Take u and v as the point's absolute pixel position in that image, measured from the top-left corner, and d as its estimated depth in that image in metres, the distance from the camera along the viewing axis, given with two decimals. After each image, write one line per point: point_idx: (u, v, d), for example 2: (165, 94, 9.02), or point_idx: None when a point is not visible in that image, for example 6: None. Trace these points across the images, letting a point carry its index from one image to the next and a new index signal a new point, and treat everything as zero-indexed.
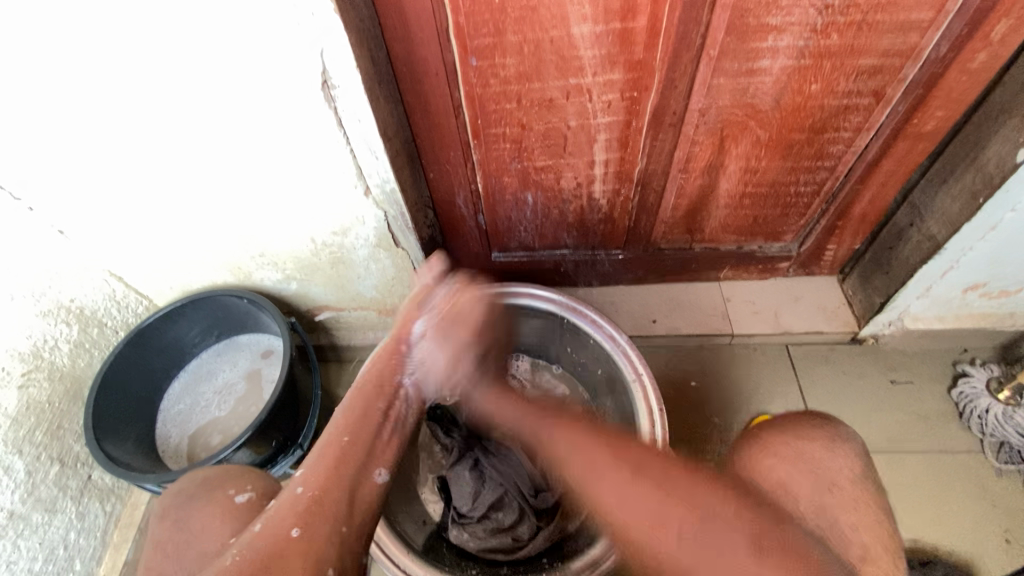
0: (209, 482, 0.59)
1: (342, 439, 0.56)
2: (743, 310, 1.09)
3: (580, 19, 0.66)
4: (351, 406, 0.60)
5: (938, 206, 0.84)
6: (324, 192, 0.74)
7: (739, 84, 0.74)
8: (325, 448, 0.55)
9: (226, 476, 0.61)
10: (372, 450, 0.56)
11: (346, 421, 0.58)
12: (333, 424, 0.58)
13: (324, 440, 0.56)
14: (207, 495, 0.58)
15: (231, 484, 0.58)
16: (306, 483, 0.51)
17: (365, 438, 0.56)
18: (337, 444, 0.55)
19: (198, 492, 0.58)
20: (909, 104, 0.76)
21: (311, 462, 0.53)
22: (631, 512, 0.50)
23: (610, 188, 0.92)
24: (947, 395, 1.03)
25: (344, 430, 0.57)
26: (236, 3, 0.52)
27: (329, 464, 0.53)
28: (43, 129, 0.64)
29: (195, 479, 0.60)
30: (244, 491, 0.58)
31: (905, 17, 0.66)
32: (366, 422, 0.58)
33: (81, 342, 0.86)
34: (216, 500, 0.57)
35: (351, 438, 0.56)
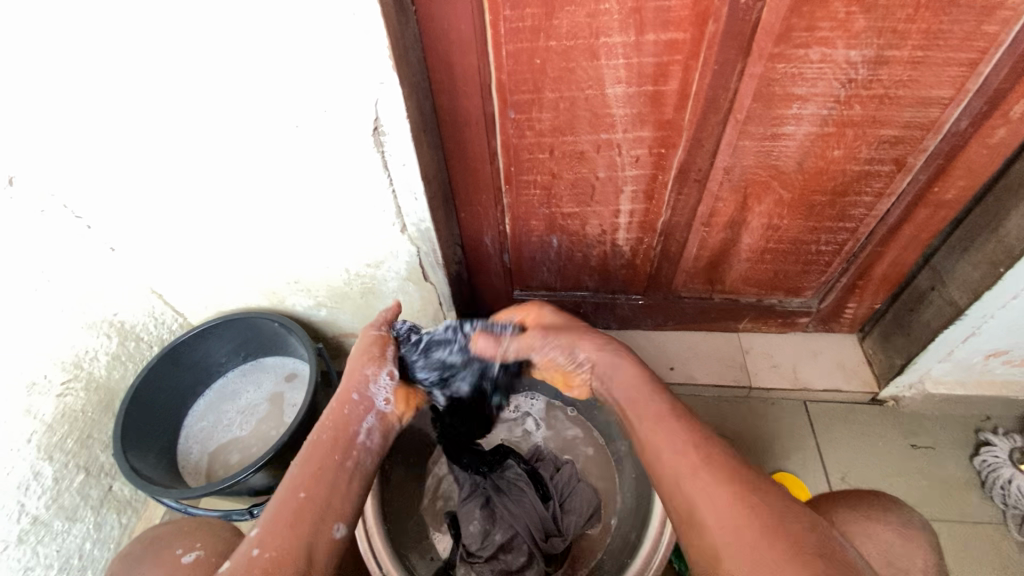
0: (159, 541, 0.68)
1: (297, 495, 0.57)
2: (762, 363, 1.10)
3: (614, 81, 0.70)
4: (307, 459, 0.60)
5: (958, 271, 0.85)
6: (362, 226, 0.78)
7: (763, 146, 0.78)
8: (281, 506, 0.56)
9: (178, 534, 0.69)
10: (326, 509, 0.57)
11: (302, 476, 0.58)
12: (287, 480, 0.59)
13: (280, 497, 0.57)
14: (155, 554, 0.66)
15: (179, 544, 0.67)
16: (264, 544, 0.53)
17: (321, 493, 0.58)
18: (293, 501, 0.56)
19: (149, 551, 0.67)
20: (929, 173, 0.79)
21: (267, 522, 0.55)
22: (715, 520, 0.51)
23: (633, 236, 0.95)
24: (969, 464, 1.00)
25: (299, 486, 0.58)
26: (301, 56, 0.58)
27: (285, 523, 0.54)
28: (111, 156, 0.70)
29: (146, 540, 0.69)
30: (192, 550, 0.66)
31: (926, 93, 0.69)
32: (324, 475, 0.59)
33: (118, 354, 0.89)
34: (164, 558, 0.65)
35: (307, 494, 0.57)
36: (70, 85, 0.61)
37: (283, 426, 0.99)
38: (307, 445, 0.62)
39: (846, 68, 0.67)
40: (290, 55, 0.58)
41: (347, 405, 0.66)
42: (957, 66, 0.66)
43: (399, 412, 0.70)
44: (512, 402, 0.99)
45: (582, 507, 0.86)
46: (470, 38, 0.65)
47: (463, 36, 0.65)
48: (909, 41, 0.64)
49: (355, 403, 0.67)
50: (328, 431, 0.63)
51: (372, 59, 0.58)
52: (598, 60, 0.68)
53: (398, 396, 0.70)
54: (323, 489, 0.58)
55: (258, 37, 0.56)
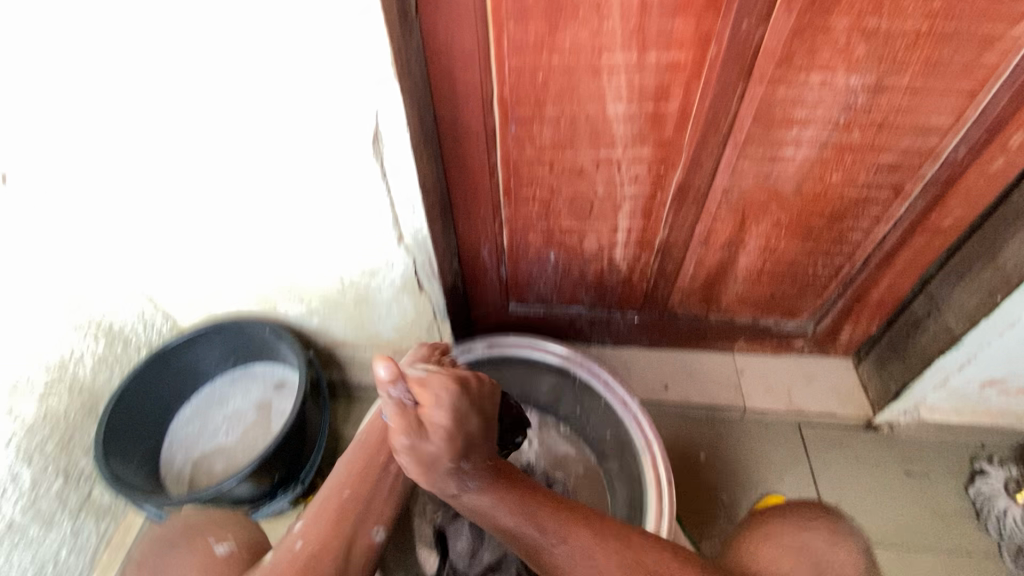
0: (192, 527, 0.60)
1: (341, 494, 0.61)
2: (756, 385, 1.09)
3: (615, 99, 0.70)
4: (357, 458, 0.65)
5: (955, 298, 0.85)
6: (358, 234, 0.77)
7: (762, 168, 0.78)
8: (325, 503, 0.59)
9: (208, 523, 0.61)
10: (366, 513, 0.60)
11: (348, 475, 0.63)
12: (337, 474, 0.63)
13: (325, 494, 0.61)
14: (187, 540, 0.58)
15: (212, 533, 0.59)
16: (307, 537, 0.55)
17: (364, 495, 0.61)
18: (337, 498, 0.60)
19: (180, 536, 0.59)
20: (927, 200, 0.79)
21: (312, 516, 0.58)
22: None
23: (630, 253, 0.94)
24: (963, 492, 1.00)
25: (344, 484, 0.62)
26: (302, 63, 0.57)
27: (328, 517, 0.58)
28: (106, 157, 0.69)
29: (178, 523, 0.60)
30: (226, 542, 0.58)
31: (925, 120, 0.69)
32: (367, 477, 0.63)
33: (105, 356, 0.88)
34: (195, 547, 0.57)
35: (350, 493, 0.61)
36: (84, 94, 0.62)
37: (270, 435, 0.97)
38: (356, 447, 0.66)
39: (846, 93, 0.67)
40: (291, 62, 0.57)
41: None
42: (956, 95, 0.66)
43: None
44: None
45: None
46: (473, 51, 0.65)
47: (466, 48, 0.65)
48: (909, 69, 0.64)
49: None
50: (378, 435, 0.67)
51: (376, 70, 0.58)
52: (600, 78, 0.68)
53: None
54: (366, 492, 0.62)
55: (260, 42, 0.56)
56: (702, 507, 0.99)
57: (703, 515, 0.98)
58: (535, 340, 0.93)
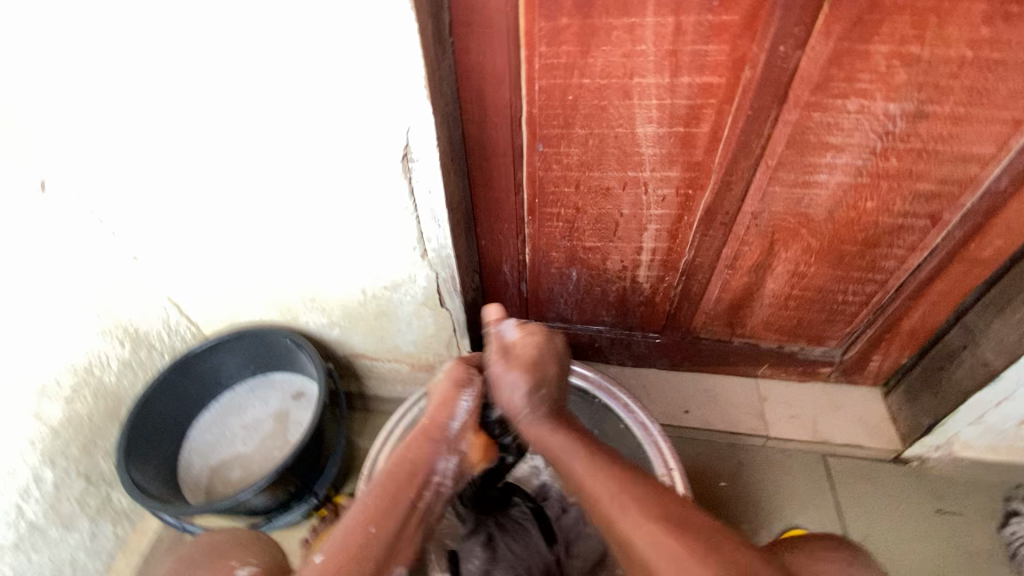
0: (216, 549, 0.64)
1: (366, 527, 0.58)
2: (780, 412, 1.06)
3: (645, 121, 0.69)
4: (384, 487, 0.61)
5: (992, 332, 0.81)
6: (382, 248, 0.77)
7: (794, 194, 0.76)
8: (348, 538, 0.57)
9: (232, 545, 0.65)
10: (392, 554, 0.59)
11: (376, 507, 0.59)
12: (365, 503, 0.60)
13: (350, 525, 0.58)
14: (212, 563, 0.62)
15: (235, 555, 0.62)
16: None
17: (390, 533, 0.59)
18: (361, 533, 0.57)
19: (204, 558, 0.63)
20: (966, 230, 0.76)
21: (335, 551, 0.56)
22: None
23: (654, 274, 0.93)
24: (997, 533, 0.95)
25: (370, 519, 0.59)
26: (334, 80, 0.58)
27: (349, 558, 0.55)
28: (142, 167, 0.71)
29: (201, 544, 0.65)
30: (249, 565, 0.61)
31: (965, 149, 0.67)
32: (394, 510, 0.60)
33: (130, 361, 0.89)
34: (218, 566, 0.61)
35: (376, 530, 0.58)
36: (124, 106, 0.64)
37: (286, 445, 0.97)
38: (383, 472, 0.63)
39: (884, 120, 0.66)
40: (324, 79, 0.58)
41: (425, 435, 0.66)
42: (1000, 124, 0.64)
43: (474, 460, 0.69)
44: None
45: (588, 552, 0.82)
46: (504, 72, 0.65)
47: (498, 68, 0.65)
48: (951, 97, 0.62)
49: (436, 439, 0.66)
50: (406, 465, 0.64)
51: (412, 99, 0.59)
52: (630, 99, 0.67)
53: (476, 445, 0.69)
54: (391, 532, 0.59)
55: (295, 60, 0.57)
56: None
57: None
58: None
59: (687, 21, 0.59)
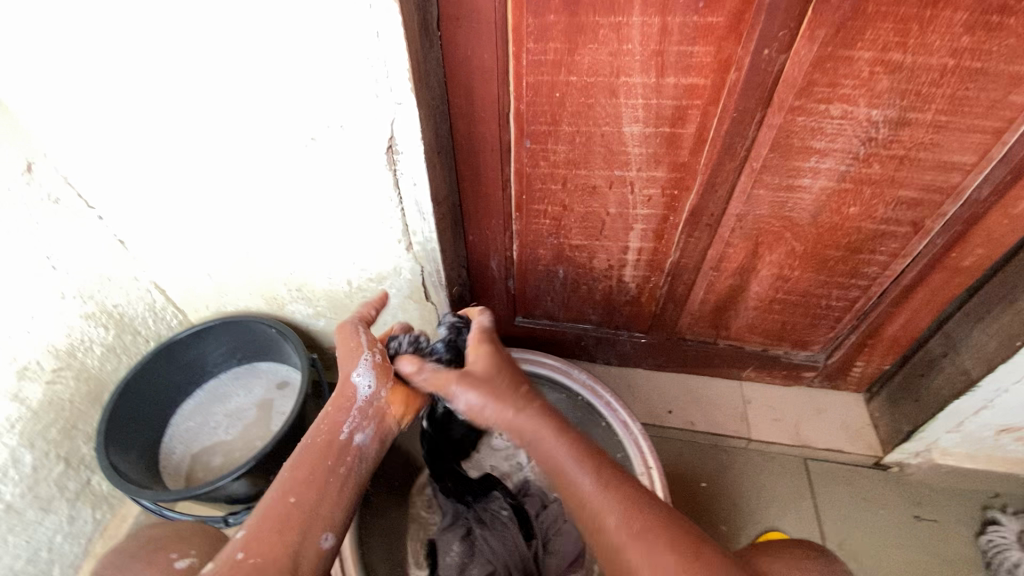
0: (154, 542, 0.65)
1: (287, 499, 0.56)
2: (763, 415, 1.07)
3: (632, 120, 0.70)
4: (300, 462, 0.60)
5: (973, 340, 0.82)
6: (367, 240, 0.78)
7: (778, 197, 0.77)
8: (269, 508, 0.55)
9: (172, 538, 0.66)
10: (318, 518, 0.56)
11: (294, 479, 0.58)
12: (282, 479, 0.58)
13: (270, 498, 0.56)
14: (148, 556, 0.63)
15: (175, 548, 0.64)
16: (248, 549, 0.52)
17: (311, 501, 0.57)
18: (281, 505, 0.56)
19: (143, 551, 0.64)
20: (947, 239, 0.77)
21: (255, 524, 0.54)
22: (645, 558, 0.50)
23: (641, 274, 0.93)
24: (973, 541, 0.96)
25: (290, 490, 0.57)
26: (317, 69, 0.58)
27: (270, 529, 0.54)
28: (129, 153, 0.71)
29: (142, 538, 0.66)
30: (187, 556, 0.63)
31: (947, 158, 0.68)
32: (314, 480, 0.58)
33: (113, 346, 0.89)
34: (157, 561, 0.62)
35: (297, 499, 0.56)
36: (110, 92, 0.64)
37: (269, 434, 0.97)
38: (301, 447, 0.61)
39: (867, 126, 0.66)
40: (307, 68, 0.58)
41: (341, 405, 0.64)
42: (981, 133, 0.65)
43: (396, 413, 0.67)
44: None
45: (565, 550, 0.82)
46: (492, 67, 0.66)
47: (485, 63, 0.65)
48: (933, 105, 0.63)
49: (353, 410, 0.64)
50: (322, 435, 0.62)
51: (396, 91, 0.60)
52: (617, 98, 0.68)
53: (394, 397, 0.67)
54: (313, 494, 0.57)
55: (277, 49, 0.57)
56: None
57: None
58: (533, 355, 0.92)
59: (673, 22, 0.59)
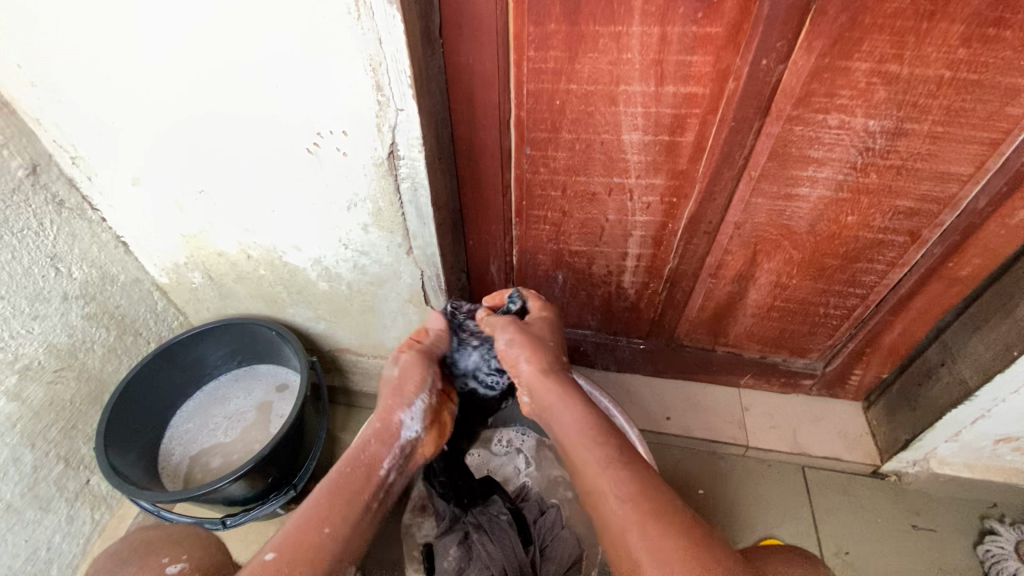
0: (145, 546, 0.66)
1: (320, 528, 0.56)
2: (761, 423, 1.07)
3: (631, 128, 0.71)
4: (337, 491, 0.60)
5: (970, 349, 0.82)
6: (367, 243, 0.78)
7: (776, 206, 0.77)
8: (302, 534, 0.55)
9: (166, 542, 0.67)
10: (346, 552, 0.57)
11: (330, 508, 0.58)
12: (316, 505, 0.58)
13: (305, 523, 0.56)
14: (142, 558, 0.64)
15: (164, 552, 0.65)
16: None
17: (346, 535, 0.57)
18: (315, 534, 0.56)
19: (133, 555, 0.65)
20: (945, 248, 0.78)
21: (286, 550, 0.54)
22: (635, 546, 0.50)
23: (639, 280, 0.94)
24: (972, 550, 0.95)
25: (325, 520, 0.57)
26: (320, 75, 0.59)
27: (302, 557, 0.54)
28: (132, 156, 0.72)
29: (132, 542, 0.67)
30: (177, 562, 0.63)
31: (944, 168, 0.68)
32: (351, 511, 0.59)
33: (115, 347, 0.89)
34: (147, 565, 0.63)
35: (331, 530, 0.57)
36: (115, 96, 0.65)
37: (268, 436, 0.97)
38: (340, 470, 0.62)
39: (864, 136, 0.67)
40: (310, 74, 0.59)
41: (380, 434, 0.66)
42: (978, 144, 0.65)
43: (425, 453, 0.71)
44: (505, 436, 0.98)
45: (563, 554, 0.81)
46: (493, 74, 0.66)
47: (487, 70, 0.66)
48: (929, 116, 0.63)
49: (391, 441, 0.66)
50: (361, 466, 0.63)
51: (398, 98, 0.61)
52: (616, 106, 0.68)
53: (428, 438, 0.71)
54: (347, 527, 0.58)
55: (281, 54, 0.58)
56: None
57: None
58: None
59: (673, 32, 0.60)
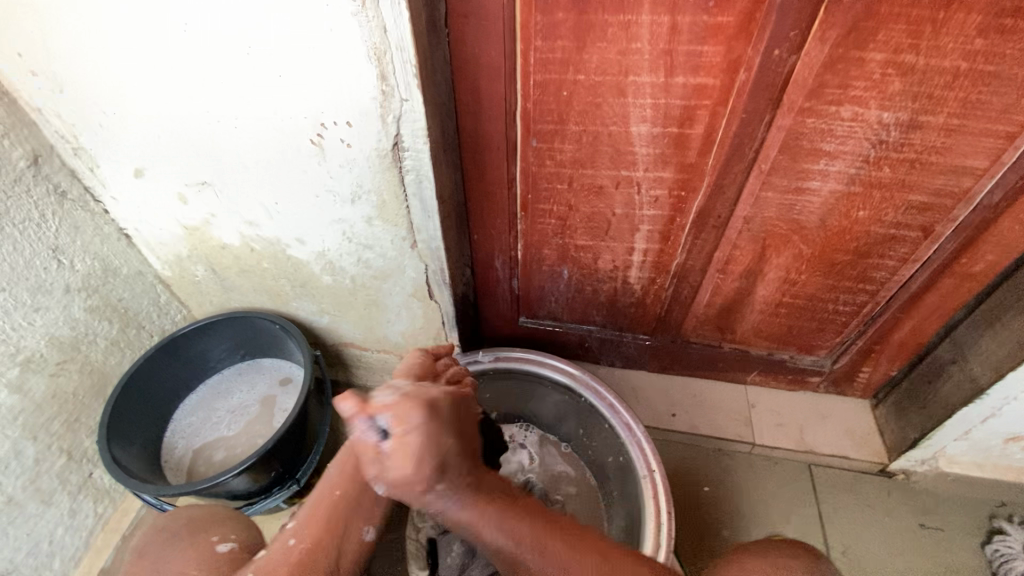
0: (192, 523, 0.63)
1: (332, 490, 0.57)
2: (767, 420, 1.06)
3: (639, 120, 0.69)
4: (346, 451, 0.59)
5: (982, 347, 0.81)
6: (370, 236, 0.78)
7: (786, 200, 0.76)
8: (318, 499, 0.57)
9: (210, 520, 0.64)
10: (360, 512, 0.57)
11: (340, 470, 0.58)
12: (330, 467, 0.59)
13: (321, 487, 0.58)
14: (187, 538, 0.61)
15: (214, 531, 0.62)
16: (299, 536, 0.55)
17: (356, 495, 0.57)
18: (328, 497, 0.57)
19: (181, 532, 0.62)
20: (958, 244, 0.76)
21: (307, 515, 0.56)
22: None
23: (646, 275, 0.93)
24: (979, 550, 0.94)
25: (336, 483, 0.58)
26: (323, 64, 0.58)
27: (319, 519, 0.56)
28: (134, 148, 0.72)
29: (181, 518, 0.64)
30: (228, 540, 0.61)
31: (959, 162, 0.67)
32: (358, 472, 0.58)
33: (118, 340, 0.89)
34: (197, 543, 0.60)
35: (342, 493, 0.57)
36: (116, 87, 0.64)
37: (271, 430, 0.97)
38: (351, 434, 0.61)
39: (877, 128, 0.65)
40: (313, 63, 0.58)
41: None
42: (994, 138, 0.64)
43: None
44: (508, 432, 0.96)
45: None
46: (500, 64, 0.65)
47: (493, 60, 0.65)
48: (945, 108, 0.62)
49: None
50: None
51: (403, 88, 0.60)
52: (625, 98, 0.67)
53: None
54: (356, 487, 0.57)
55: (283, 44, 0.57)
56: (703, 539, 0.96)
57: (703, 547, 0.96)
58: (536, 355, 0.90)
59: (683, 21, 0.59)
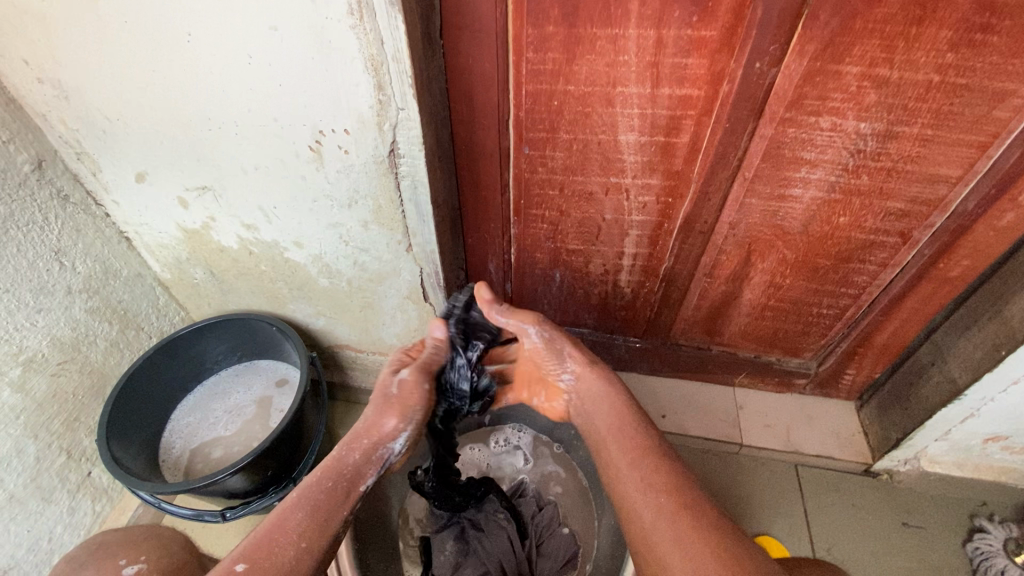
0: (105, 548, 0.67)
1: (293, 514, 0.55)
2: (755, 421, 1.08)
3: (627, 129, 0.72)
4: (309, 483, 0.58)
5: (959, 349, 0.83)
6: (366, 240, 0.80)
7: (770, 206, 0.79)
8: (276, 518, 0.54)
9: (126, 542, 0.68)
10: (324, 534, 0.55)
11: (300, 496, 0.56)
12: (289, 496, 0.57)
13: (279, 508, 0.55)
14: (99, 563, 0.65)
15: (124, 554, 0.66)
16: (250, 561, 0.50)
17: (326, 540, 0.55)
18: (289, 518, 0.54)
19: (95, 557, 0.66)
20: (935, 249, 0.79)
21: (257, 535, 0.53)
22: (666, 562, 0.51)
23: (635, 279, 0.95)
24: (960, 549, 0.96)
25: (296, 504, 0.55)
26: (322, 73, 0.60)
27: (271, 537, 0.52)
28: (136, 153, 0.73)
29: (92, 545, 0.68)
30: (136, 563, 0.65)
31: (934, 171, 0.70)
32: (322, 506, 0.56)
33: (117, 341, 0.90)
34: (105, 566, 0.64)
35: (304, 515, 0.55)
36: (119, 93, 0.66)
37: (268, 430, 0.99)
38: (312, 477, 0.59)
39: (855, 138, 0.68)
40: (312, 72, 0.60)
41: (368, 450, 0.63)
42: (966, 148, 0.67)
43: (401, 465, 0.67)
44: (501, 435, 0.99)
45: (558, 551, 0.84)
46: (493, 75, 0.68)
47: (486, 69, 0.67)
48: (919, 119, 0.65)
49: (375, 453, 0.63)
50: (343, 480, 0.60)
51: (400, 99, 0.62)
52: (614, 108, 0.70)
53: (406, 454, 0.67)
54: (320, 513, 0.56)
55: (284, 55, 0.59)
56: None
57: None
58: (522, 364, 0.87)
59: (668, 35, 0.61)
